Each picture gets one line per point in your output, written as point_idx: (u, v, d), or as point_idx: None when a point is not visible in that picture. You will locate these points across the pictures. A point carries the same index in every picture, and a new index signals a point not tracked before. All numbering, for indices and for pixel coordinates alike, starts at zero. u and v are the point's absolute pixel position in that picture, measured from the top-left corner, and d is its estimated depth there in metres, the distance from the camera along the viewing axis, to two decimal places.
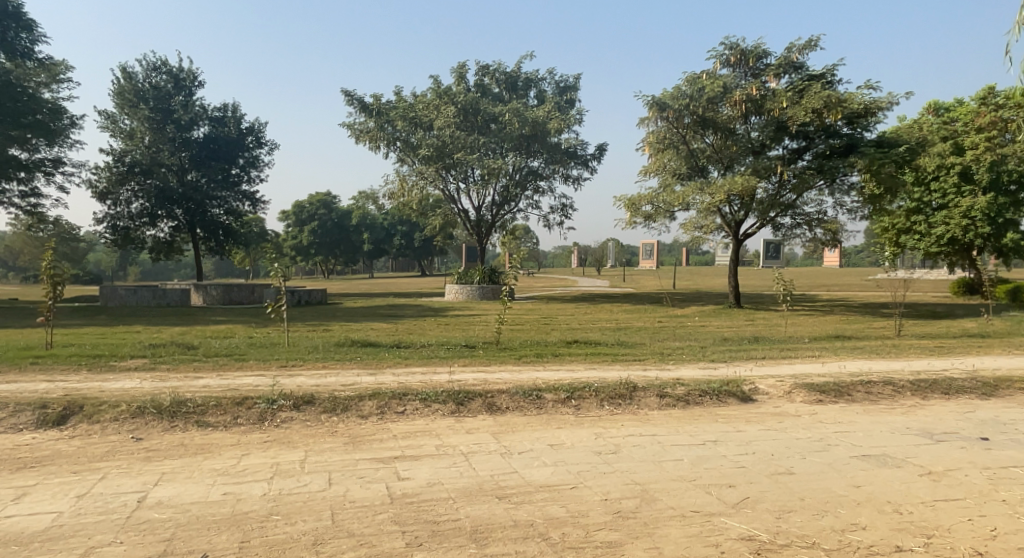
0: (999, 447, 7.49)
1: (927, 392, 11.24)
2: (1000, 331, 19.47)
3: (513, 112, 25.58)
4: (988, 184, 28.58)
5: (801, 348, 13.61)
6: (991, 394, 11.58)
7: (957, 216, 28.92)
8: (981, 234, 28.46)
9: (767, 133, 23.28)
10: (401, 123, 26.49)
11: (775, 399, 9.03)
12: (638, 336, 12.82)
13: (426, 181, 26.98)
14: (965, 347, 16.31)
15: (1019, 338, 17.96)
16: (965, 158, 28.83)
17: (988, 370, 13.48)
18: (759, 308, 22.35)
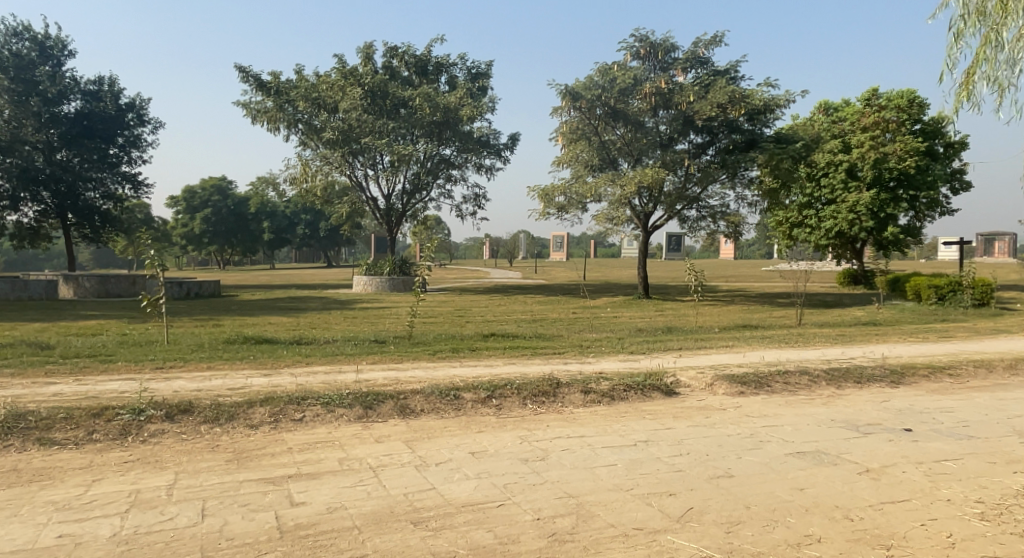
0: (923, 439, 7.41)
1: (841, 381, 11.26)
2: (889, 319, 20.22)
3: (424, 96, 24.66)
4: (872, 181, 29.72)
5: (714, 337, 13.46)
6: (897, 382, 11.72)
7: (843, 211, 29.96)
8: (865, 228, 29.51)
9: (675, 127, 23.31)
10: (303, 104, 25.09)
11: (699, 391, 8.67)
12: (554, 328, 12.32)
13: (332, 166, 25.86)
14: (862, 335, 16.72)
15: (911, 326, 18.65)
16: (851, 156, 29.99)
17: (891, 358, 13.77)
18: (668, 298, 22.30)
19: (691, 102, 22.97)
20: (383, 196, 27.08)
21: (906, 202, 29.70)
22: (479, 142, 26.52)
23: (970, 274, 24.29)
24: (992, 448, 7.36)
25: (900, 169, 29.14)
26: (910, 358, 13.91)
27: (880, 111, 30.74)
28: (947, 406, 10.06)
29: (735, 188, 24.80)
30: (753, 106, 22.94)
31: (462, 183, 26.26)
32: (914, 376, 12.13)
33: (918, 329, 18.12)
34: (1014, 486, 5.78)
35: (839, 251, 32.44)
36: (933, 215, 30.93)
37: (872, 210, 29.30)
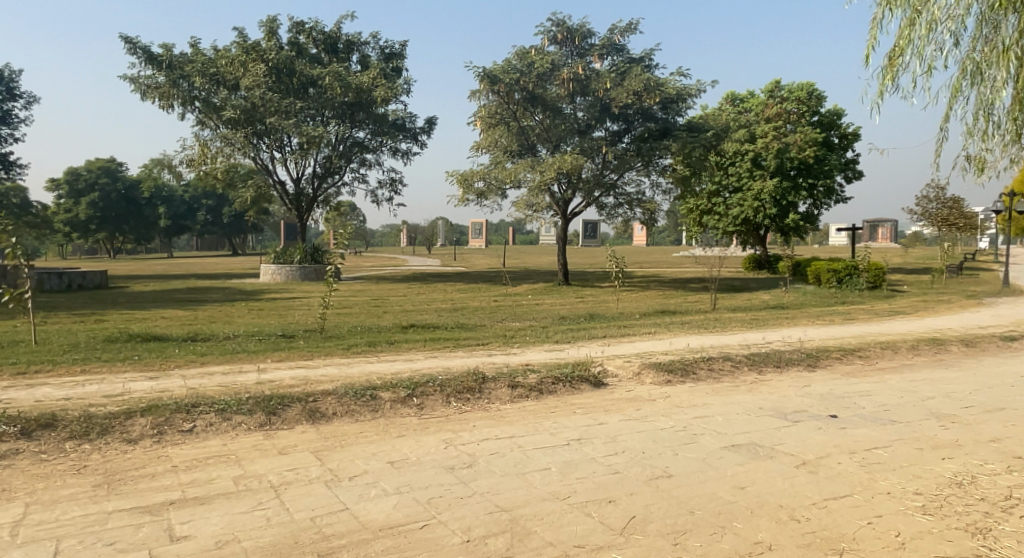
0: (851, 425, 7.32)
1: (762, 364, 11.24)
2: (794, 302, 20.66)
3: (334, 76, 23.54)
4: (776, 170, 30.70)
5: (635, 323, 13.27)
6: (816, 359, 11.73)
7: (749, 198, 30.84)
8: (768, 215, 30.47)
9: (593, 114, 23.11)
10: (199, 80, 23.61)
11: (627, 382, 8.36)
12: (475, 317, 11.80)
13: (233, 148, 24.46)
14: (771, 318, 16.87)
15: (816, 309, 19.13)
16: (757, 145, 30.84)
17: (806, 341, 13.93)
18: (587, 285, 22.11)
19: (608, 89, 22.86)
20: (292, 180, 25.80)
21: (806, 189, 30.73)
22: (393, 126, 25.68)
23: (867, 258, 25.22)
24: (916, 431, 7.31)
25: (801, 159, 30.10)
26: (824, 340, 14.05)
27: (782, 102, 32.00)
28: (865, 387, 10.09)
29: (650, 175, 24.88)
30: (667, 96, 23.07)
31: (376, 168, 25.37)
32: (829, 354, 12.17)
33: (825, 312, 18.53)
34: (947, 475, 5.66)
35: (745, 236, 33.34)
36: (829, 203, 32.20)
37: (776, 198, 30.24)
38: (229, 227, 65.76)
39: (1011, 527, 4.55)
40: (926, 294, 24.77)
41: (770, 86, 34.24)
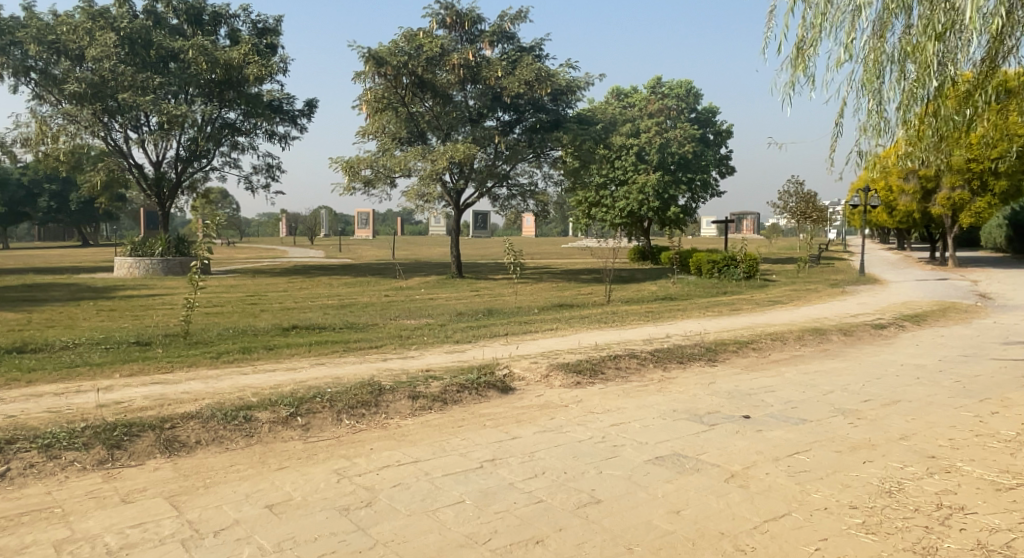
0: (767, 426, 7.01)
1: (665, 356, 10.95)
2: (681, 293, 20.83)
3: (199, 49, 21.75)
4: (657, 165, 31.13)
5: (534, 319, 12.73)
6: (716, 348, 11.59)
7: (634, 191, 30.73)
8: (652, 208, 30.49)
9: (485, 102, 22.40)
10: (35, 48, 21.18)
11: (534, 386, 7.77)
12: (364, 315, 10.90)
13: (81, 127, 22.13)
14: (662, 307, 16.77)
15: (702, 300, 19.29)
16: (640, 141, 31.32)
17: (703, 330, 13.83)
18: (481, 277, 21.41)
19: (499, 77, 22.15)
20: (152, 163, 23.67)
21: (685, 183, 31.54)
22: (270, 108, 24.15)
23: (743, 248, 25.96)
24: (830, 430, 7.11)
25: (680, 154, 31.32)
26: (719, 327, 14.03)
27: (662, 100, 35.46)
28: (768, 378, 9.95)
29: (542, 166, 24.50)
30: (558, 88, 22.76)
31: (250, 151, 23.70)
32: (727, 344, 12.10)
33: (712, 302, 18.73)
34: (874, 481, 5.40)
35: (630, 228, 33.08)
36: (706, 197, 33.17)
37: (658, 191, 30.46)
38: (78, 215, 60.07)
39: (955, 544, 4.26)
40: (798, 284, 25.83)
41: (651, 84, 35.85)
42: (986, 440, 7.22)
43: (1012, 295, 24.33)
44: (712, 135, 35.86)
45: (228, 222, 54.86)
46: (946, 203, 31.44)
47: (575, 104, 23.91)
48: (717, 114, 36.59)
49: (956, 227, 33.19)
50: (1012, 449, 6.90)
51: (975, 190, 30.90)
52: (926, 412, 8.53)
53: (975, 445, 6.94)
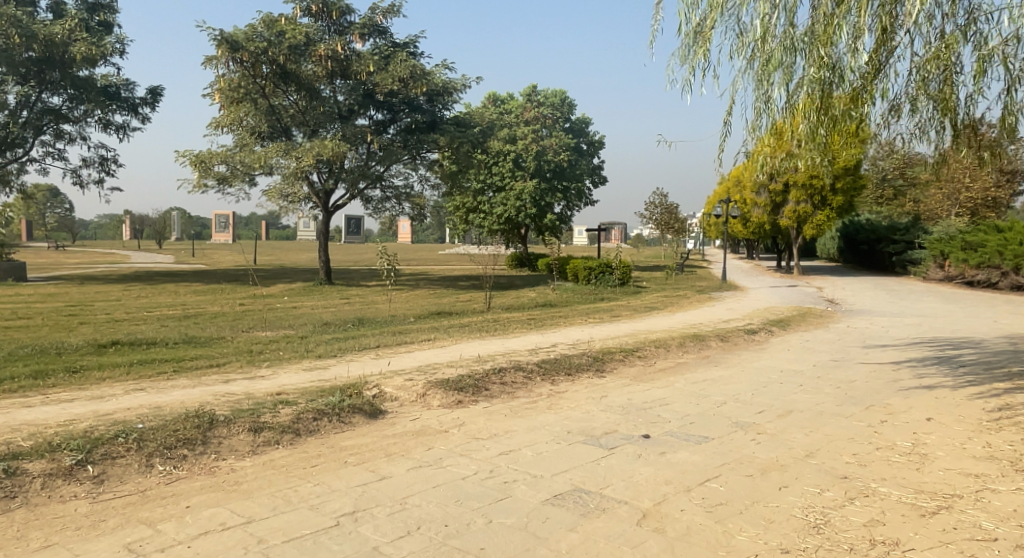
0: (671, 447, 6.30)
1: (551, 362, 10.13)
2: (561, 300, 20.30)
3: (11, 20, 18.81)
4: (534, 172, 30.59)
5: (410, 328, 11.62)
6: (604, 356, 10.93)
7: (512, 198, 30.12)
8: (530, 216, 29.98)
9: (354, 99, 20.89)
10: None
11: (409, 408, 6.73)
12: (209, 327, 9.44)
13: None
14: (543, 313, 16.06)
15: (582, 306, 18.81)
16: (518, 147, 30.72)
17: (586, 333, 13.16)
18: (351, 284, 19.99)
19: (370, 72, 20.80)
20: None
21: (561, 192, 31.31)
22: (103, 93, 21.99)
23: (617, 255, 25.96)
24: (735, 449, 6.49)
25: (556, 161, 31.07)
26: (604, 331, 13.46)
27: (538, 106, 35.52)
28: (660, 388, 9.37)
29: (417, 168, 23.38)
30: (434, 87, 21.72)
31: (78, 140, 21.23)
32: (614, 350, 11.49)
33: (591, 309, 18.26)
34: (798, 514, 4.76)
35: (507, 235, 32.41)
36: (581, 204, 33.09)
37: (535, 198, 29.96)
38: None
39: None
40: (667, 290, 26.13)
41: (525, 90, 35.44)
42: (886, 453, 6.84)
43: (860, 300, 25.66)
44: (585, 144, 36.03)
45: (60, 222, 49.63)
46: (792, 216, 33.23)
47: (453, 106, 22.96)
48: (590, 122, 36.74)
49: (799, 238, 35.15)
50: (916, 463, 6.53)
51: (815, 204, 32.97)
52: (822, 422, 8.17)
53: (881, 461, 6.52)
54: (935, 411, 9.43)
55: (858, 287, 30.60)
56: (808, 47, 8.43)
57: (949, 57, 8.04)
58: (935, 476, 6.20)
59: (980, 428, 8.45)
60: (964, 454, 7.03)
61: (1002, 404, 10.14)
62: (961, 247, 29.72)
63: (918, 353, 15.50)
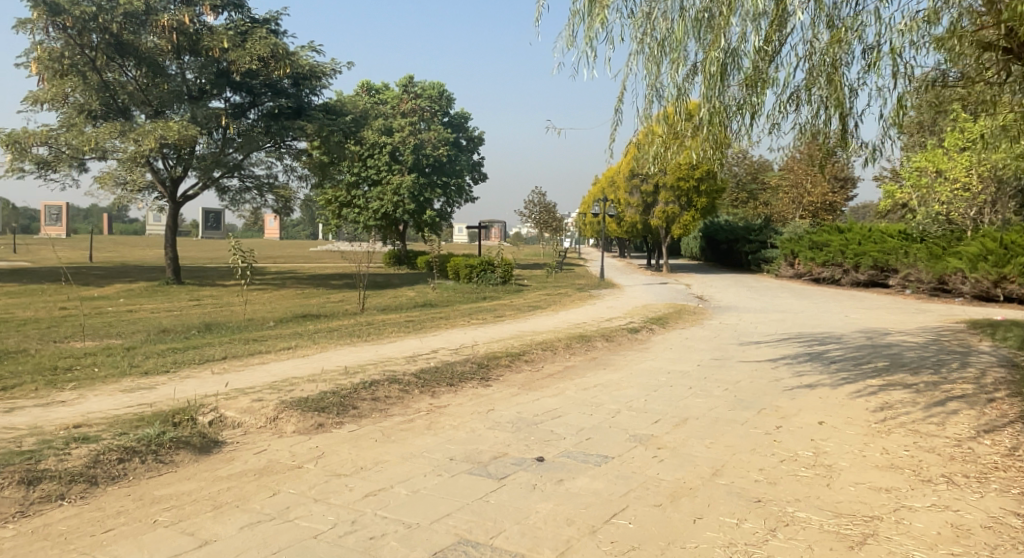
0: (567, 473, 5.55)
1: (426, 366, 9.13)
2: (442, 299, 19.32)
3: None
4: (412, 166, 29.31)
5: (268, 334, 10.47)
6: (489, 361, 10.06)
7: (388, 193, 28.75)
8: (408, 212, 28.76)
9: (206, 77, 18.99)
10: None
11: (256, 438, 5.87)
12: (11, 340, 8.00)
13: None
14: (422, 314, 14.98)
15: (461, 306, 17.93)
16: (394, 139, 29.25)
17: (465, 334, 12.29)
18: (205, 284, 18.15)
19: (224, 49, 18.94)
20: None
21: (440, 187, 30.20)
22: None
23: (499, 253, 25.26)
24: (638, 470, 5.81)
25: (434, 156, 29.88)
26: (487, 333, 12.58)
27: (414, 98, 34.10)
28: (549, 397, 8.61)
29: (281, 158, 21.68)
30: (298, 70, 20.11)
31: None
32: (499, 354, 10.62)
33: (472, 309, 17.35)
34: None
35: (385, 232, 31.01)
36: (460, 201, 32.17)
37: (414, 194, 28.73)
38: None
39: None
40: (547, 289, 25.70)
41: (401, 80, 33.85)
42: (793, 466, 6.33)
43: (726, 296, 26.25)
44: (464, 140, 35.13)
45: None
46: (661, 216, 33.80)
47: (321, 91, 21.45)
48: (469, 117, 35.75)
49: (669, 237, 35.82)
50: (825, 477, 6.02)
51: (683, 204, 33.81)
52: (720, 428, 7.63)
53: (790, 477, 5.98)
54: (826, 409, 9.14)
55: (721, 284, 31.42)
56: (704, 31, 7.92)
57: (842, 53, 7.77)
58: (849, 493, 5.69)
59: (873, 427, 8.16)
60: (867, 462, 6.61)
61: (883, 401, 10.02)
62: (808, 247, 31.26)
63: (791, 349, 15.67)
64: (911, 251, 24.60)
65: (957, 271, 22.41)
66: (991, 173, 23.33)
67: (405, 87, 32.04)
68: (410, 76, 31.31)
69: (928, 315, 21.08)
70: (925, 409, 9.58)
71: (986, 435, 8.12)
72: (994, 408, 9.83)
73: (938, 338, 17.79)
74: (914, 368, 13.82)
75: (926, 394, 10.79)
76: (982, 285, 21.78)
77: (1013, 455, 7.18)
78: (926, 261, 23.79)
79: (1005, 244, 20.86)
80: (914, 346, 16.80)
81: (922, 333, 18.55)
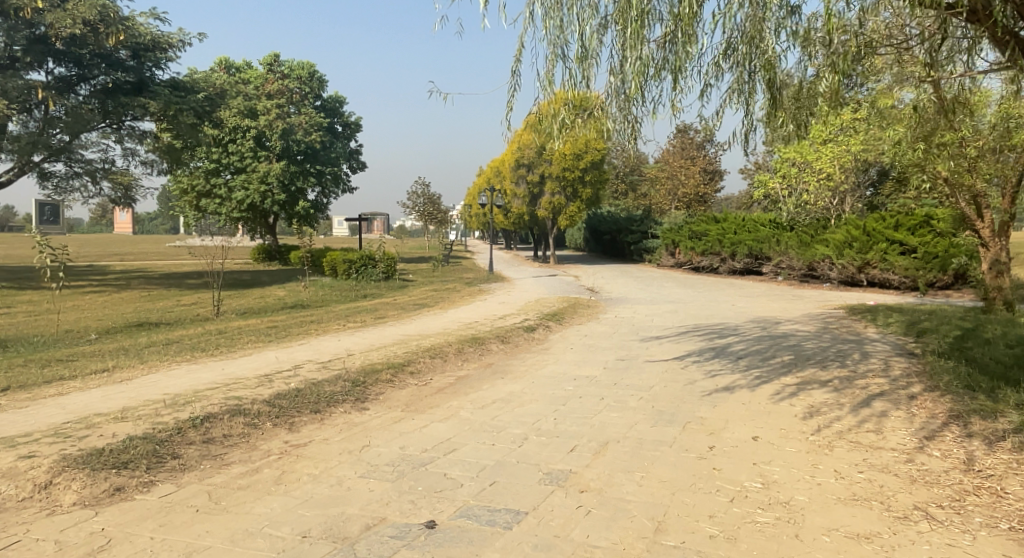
0: (468, 548, 4.12)
1: (283, 386, 7.38)
2: (314, 298, 17.34)
3: None
4: (281, 153, 26.82)
5: (81, 352, 8.47)
6: (365, 375, 8.39)
7: (255, 181, 26.22)
8: (278, 202, 26.44)
9: (19, 44, 16.04)
10: None
11: (14, 513, 4.28)
12: None
13: None
14: (290, 317, 13.06)
15: (336, 305, 15.99)
16: (259, 122, 26.46)
17: (335, 340, 10.58)
18: (26, 288, 15.35)
19: (40, 11, 16.08)
20: None
21: (314, 176, 27.98)
22: None
23: (380, 247, 23.37)
24: (562, 532, 4.43)
25: (307, 143, 27.41)
26: (365, 339, 10.87)
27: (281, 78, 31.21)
28: (440, 420, 7.07)
29: (121, 141, 18.98)
30: (136, 38, 17.61)
31: None
32: (380, 366, 8.97)
33: (350, 309, 15.50)
34: None
35: (252, 224, 28.45)
36: (337, 191, 29.95)
37: (284, 182, 26.37)
38: None
39: None
40: (432, 283, 24.06)
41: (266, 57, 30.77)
42: (747, 507, 5.08)
43: (616, 287, 25.50)
44: (340, 127, 32.75)
45: None
46: (547, 207, 32.87)
47: (167, 65, 18.83)
48: (344, 102, 33.28)
49: (556, 229, 34.93)
50: (791, 524, 4.79)
51: (569, 195, 32.94)
52: (646, 454, 6.36)
53: (749, 526, 4.73)
54: (753, 417, 8.02)
55: (608, 274, 30.80)
56: None
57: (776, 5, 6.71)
58: (826, 548, 4.47)
59: (813, 442, 7.06)
60: (829, 495, 5.45)
61: (808, 404, 9.03)
62: (688, 237, 31.09)
63: (694, 344, 14.82)
64: (782, 239, 24.68)
65: (824, 258, 22.57)
66: (854, 161, 23.20)
67: (269, 66, 29.27)
68: (275, 55, 28.80)
69: (808, 301, 20.98)
70: (854, 412, 8.68)
71: (931, 443, 7.19)
72: (920, 406, 9.03)
73: (827, 326, 17.49)
74: (820, 362, 13.11)
75: (847, 392, 10.00)
76: (847, 271, 21.87)
77: (974, 470, 6.23)
78: (796, 248, 23.95)
79: (868, 231, 20.88)
80: (809, 335, 16.39)
81: (811, 320, 18.25)
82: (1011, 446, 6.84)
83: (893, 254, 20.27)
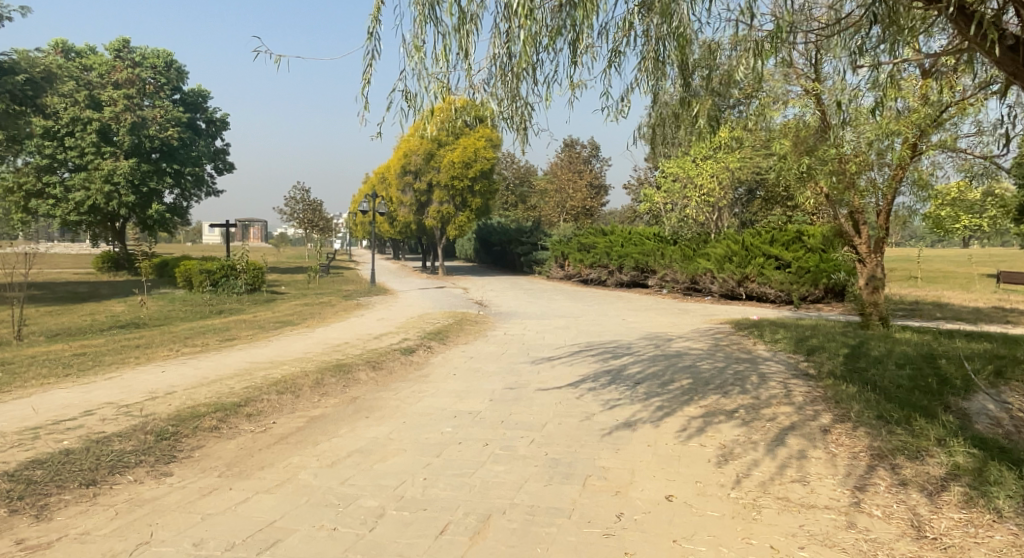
0: None
1: (52, 448, 5.43)
2: (156, 315, 14.96)
3: None
4: (130, 149, 23.88)
5: None
6: (179, 424, 6.48)
7: (97, 180, 23.18)
8: (125, 204, 23.56)
9: None
10: None
11: None
12: None
13: None
14: (111, 340, 10.77)
15: (179, 323, 13.73)
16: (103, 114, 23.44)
17: (153, 371, 8.55)
18: None
19: None
20: None
21: (170, 176, 25.28)
22: None
23: (244, 255, 21.07)
24: None
25: (162, 138, 24.59)
26: (196, 369, 8.90)
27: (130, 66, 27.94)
28: (270, 488, 5.33)
29: None
30: None
31: None
32: (202, 408, 7.10)
33: (195, 328, 13.31)
34: None
35: (97, 227, 25.35)
36: (198, 193, 27.25)
37: (132, 182, 23.52)
38: None
39: None
40: (303, 296, 21.97)
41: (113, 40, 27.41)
42: None
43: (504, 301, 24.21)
44: (203, 123, 29.86)
45: None
46: (435, 216, 31.00)
47: None
48: (207, 95, 30.39)
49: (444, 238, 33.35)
50: None
51: (456, 204, 31.47)
52: (539, 530, 4.92)
53: None
54: (663, 465, 6.72)
55: (496, 287, 29.42)
56: None
57: None
58: None
59: (737, 501, 5.82)
60: None
61: (718, 443, 7.84)
62: (576, 249, 30.28)
63: (586, 365, 13.58)
64: (667, 252, 24.19)
65: (706, 271, 22.10)
66: (732, 178, 22.96)
67: (117, 52, 25.97)
68: (123, 39, 25.74)
69: (695, 316, 20.33)
70: (770, 452, 7.56)
71: (866, 496, 6.12)
72: (839, 443, 8.04)
73: (719, 343, 16.76)
74: (721, 385, 12.11)
75: (757, 425, 8.93)
76: (728, 285, 21.44)
77: (928, 538, 5.16)
78: (680, 263, 23.40)
79: (746, 246, 20.63)
80: (703, 354, 15.56)
81: (702, 337, 17.50)
82: (956, 501, 5.86)
83: (770, 269, 19.91)
